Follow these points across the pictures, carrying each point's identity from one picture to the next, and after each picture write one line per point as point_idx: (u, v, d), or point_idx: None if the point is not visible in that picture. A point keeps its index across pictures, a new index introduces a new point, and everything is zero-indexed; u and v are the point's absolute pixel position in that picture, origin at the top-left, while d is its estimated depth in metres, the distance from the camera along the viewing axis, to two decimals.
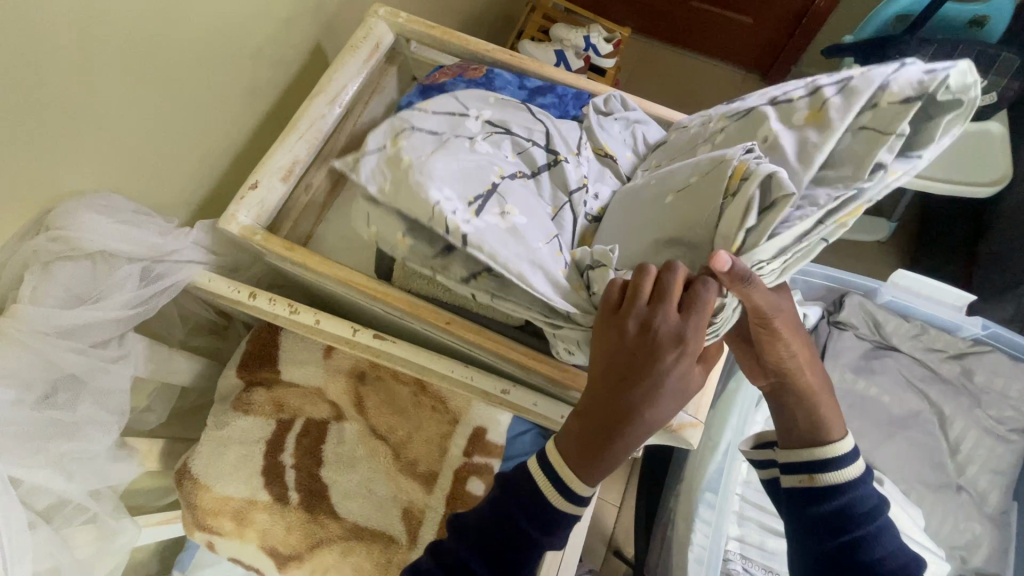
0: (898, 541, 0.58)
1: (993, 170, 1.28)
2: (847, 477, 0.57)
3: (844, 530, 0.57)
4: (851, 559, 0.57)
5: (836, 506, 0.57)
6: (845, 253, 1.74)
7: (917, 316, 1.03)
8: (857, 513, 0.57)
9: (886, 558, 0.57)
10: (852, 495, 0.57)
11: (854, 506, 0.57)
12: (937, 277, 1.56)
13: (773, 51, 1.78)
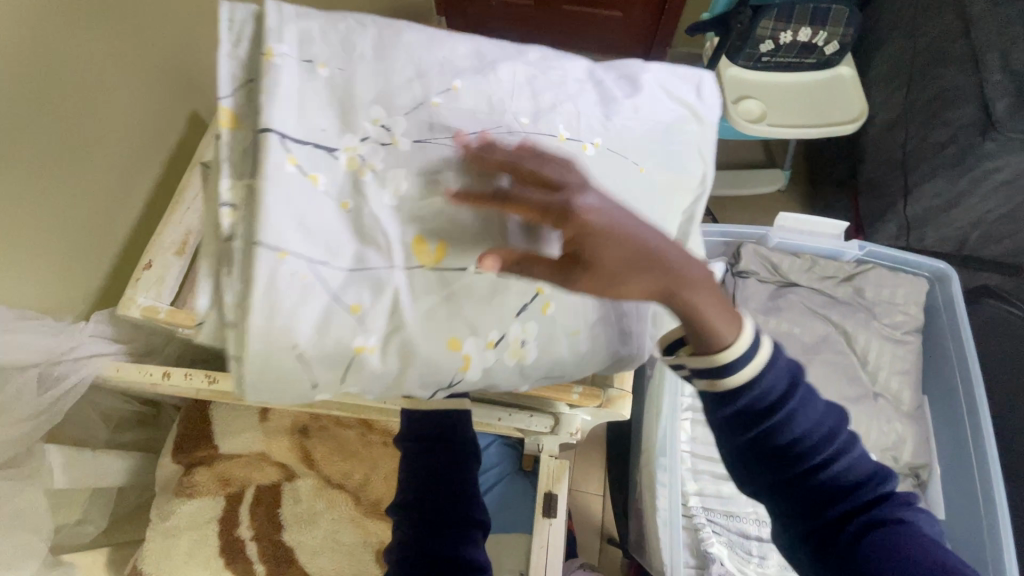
0: (820, 405, 0.53)
1: (852, 109, 1.44)
2: (738, 374, 0.49)
3: (752, 427, 0.52)
4: (766, 450, 0.52)
5: (743, 405, 0.50)
6: (752, 207, 1.88)
7: (806, 250, 1.14)
8: (763, 407, 0.51)
9: (804, 434, 0.52)
10: (759, 390, 0.50)
11: (759, 398, 0.50)
12: (832, 211, 1.70)
13: (646, 40, 1.91)
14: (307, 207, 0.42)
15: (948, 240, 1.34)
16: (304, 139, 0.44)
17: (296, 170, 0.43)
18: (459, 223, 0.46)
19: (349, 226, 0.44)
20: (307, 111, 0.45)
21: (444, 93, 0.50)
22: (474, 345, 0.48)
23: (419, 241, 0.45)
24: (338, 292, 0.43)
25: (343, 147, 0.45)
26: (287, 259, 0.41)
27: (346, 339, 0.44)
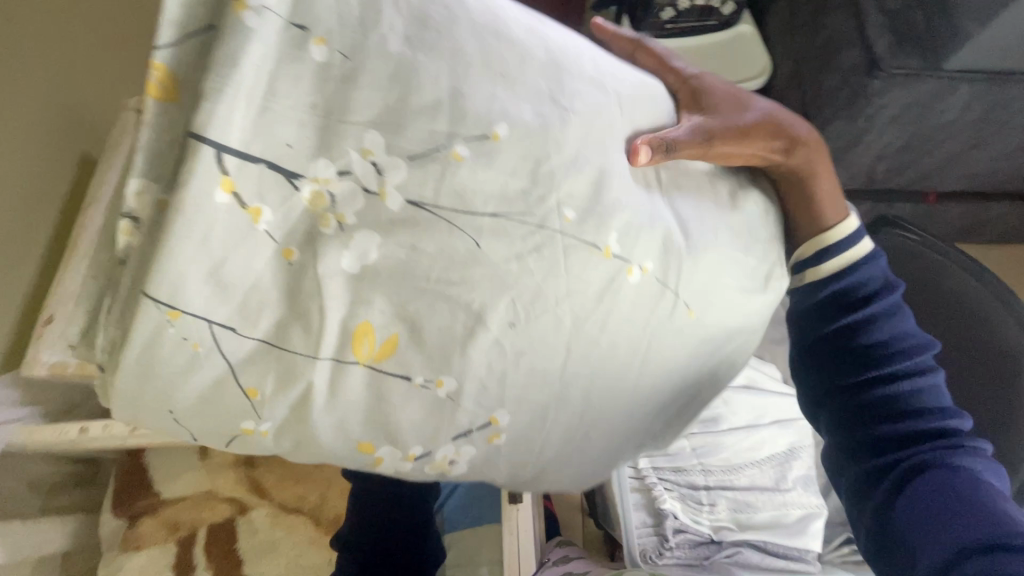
0: (902, 330, 0.64)
1: (757, 63, 1.49)
2: (859, 262, 0.62)
3: (846, 312, 0.62)
4: (865, 356, 0.62)
5: (842, 287, 0.62)
6: None
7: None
8: (862, 295, 0.62)
9: (893, 345, 0.62)
10: (856, 280, 0.62)
11: (863, 290, 0.62)
12: None
13: None
14: (228, 261, 0.35)
15: (857, 177, 1.41)
16: (288, 140, 0.35)
17: (219, 170, 0.33)
18: (429, 328, 0.39)
19: (279, 293, 0.37)
20: (280, 130, 0.35)
21: (485, 137, 0.39)
22: (387, 446, 0.43)
23: (352, 343, 0.38)
24: (237, 372, 0.38)
25: (311, 175, 0.36)
26: (201, 322, 0.35)
27: (234, 419, 0.39)
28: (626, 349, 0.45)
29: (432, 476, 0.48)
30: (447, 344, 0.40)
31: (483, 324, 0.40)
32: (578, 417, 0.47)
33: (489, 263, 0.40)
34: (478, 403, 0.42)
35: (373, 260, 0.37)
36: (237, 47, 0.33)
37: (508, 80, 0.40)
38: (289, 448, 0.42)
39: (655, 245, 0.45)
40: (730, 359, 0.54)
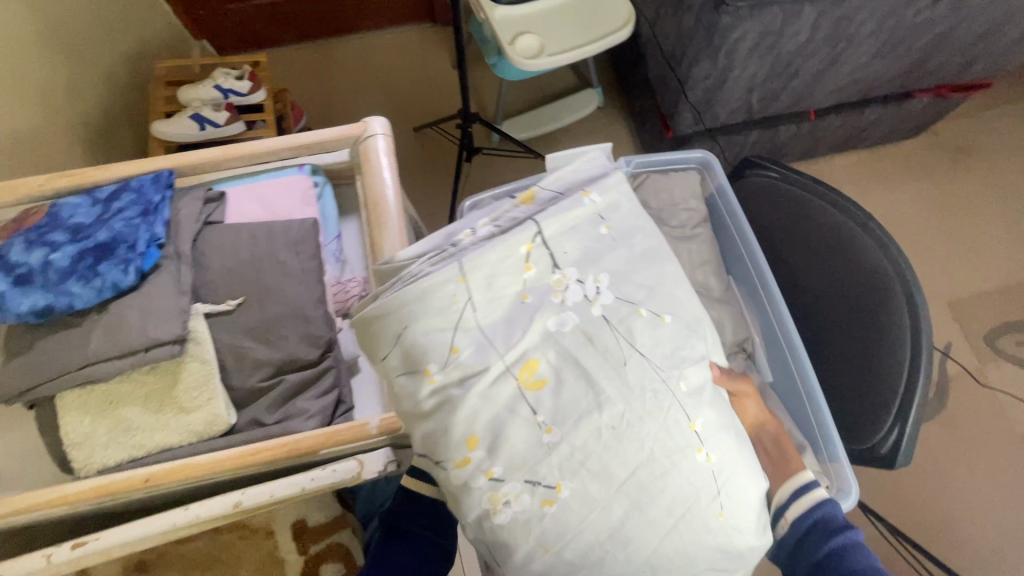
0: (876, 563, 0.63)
1: (620, 15, 1.46)
2: (821, 496, 0.68)
3: (825, 542, 0.65)
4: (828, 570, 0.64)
5: (814, 522, 0.67)
6: (581, 133, 1.92)
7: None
8: (833, 525, 0.66)
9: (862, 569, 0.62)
10: (822, 511, 0.67)
11: (825, 522, 0.66)
12: (644, 114, 1.78)
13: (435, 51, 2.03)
14: (511, 278, 0.61)
15: (737, 110, 1.44)
16: (553, 258, 0.62)
17: (530, 237, 0.62)
18: (567, 367, 0.58)
19: (507, 315, 0.60)
20: (563, 253, 0.62)
21: (655, 318, 0.61)
22: (490, 446, 0.56)
23: (531, 365, 0.58)
24: (459, 333, 0.59)
25: (553, 284, 0.61)
26: (469, 289, 0.60)
27: (432, 354, 0.58)
28: (659, 495, 0.55)
29: (478, 508, 0.56)
30: (587, 401, 0.56)
31: (602, 399, 0.56)
32: (612, 514, 0.55)
33: (626, 379, 0.57)
34: (574, 427, 0.56)
35: (570, 322, 0.59)
36: (566, 209, 0.65)
37: (672, 296, 0.63)
38: (429, 397, 0.58)
39: (722, 438, 0.58)
40: (733, 563, 0.58)
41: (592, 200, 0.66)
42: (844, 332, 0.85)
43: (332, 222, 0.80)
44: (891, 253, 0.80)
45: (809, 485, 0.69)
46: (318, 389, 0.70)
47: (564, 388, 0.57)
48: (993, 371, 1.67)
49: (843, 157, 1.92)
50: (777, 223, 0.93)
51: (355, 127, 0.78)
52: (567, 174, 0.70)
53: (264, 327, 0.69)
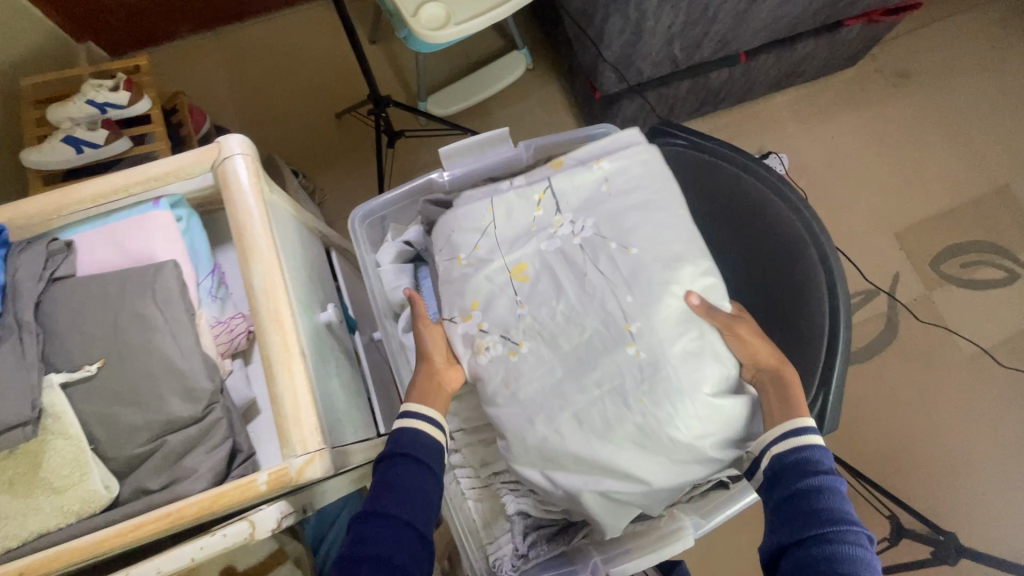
0: (852, 516, 0.58)
1: None
2: (814, 443, 0.63)
3: (805, 477, 0.61)
4: (796, 503, 0.60)
5: (802, 459, 0.63)
6: (512, 99, 1.82)
7: (482, 176, 0.90)
8: (820, 469, 0.61)
9: (827, 510, 0.57)
10: (815, 456, 0.62)
11: (802, 465, 0.62)
12: (573, 73, 1.68)
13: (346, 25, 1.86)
14: (524, 212, 0.81)
15: (662, 63, 1.37)
16: (557, 205, 0.81)
17: (542, 188, 0.82)
18: (553, 259, 0.78)
19: (514, 234, 0.81)
20: (565, 203, 0.81)
21: (622, 249, 0.75)
22: (485, 308, 0.78)
23: (522, 266, 0.79)
24: (476, 231, 0.82)
25: (553, 223, 0.80)
26: (494, 216, 0.82)
27: (461, 246, 0.82)
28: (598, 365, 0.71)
29: (467, 352, 0.77)
30: (561, 287, 0.76)
31: (566, 295, 0.75)
32: (557, 377, 0.72)
33: (592, 282, 0.74)
34: (537, 302, 0.76)
35: (554, 245, 0.79)
36: (576, 173, 0.82)
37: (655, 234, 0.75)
38: (457, 274, 0.81)
39: (657, 345, 0.69)
40: (652, 444, 0.67)
41: (600, 167, 0.81)
42: (767, 300, 0.82)
43: (203, 257, 0.73)
44: (803, 215, 0.77)
45: (808, 428, 0.64)
46: (208, 444, 0.65)
47: (543, 281, 0.77)
48: (942, 297, 1.68)
49: (783, 95, 1.86)
50: (696, 192, 0.90)
51: (208, 149, 0.69)
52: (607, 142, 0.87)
53: (131, 390, 0.62)
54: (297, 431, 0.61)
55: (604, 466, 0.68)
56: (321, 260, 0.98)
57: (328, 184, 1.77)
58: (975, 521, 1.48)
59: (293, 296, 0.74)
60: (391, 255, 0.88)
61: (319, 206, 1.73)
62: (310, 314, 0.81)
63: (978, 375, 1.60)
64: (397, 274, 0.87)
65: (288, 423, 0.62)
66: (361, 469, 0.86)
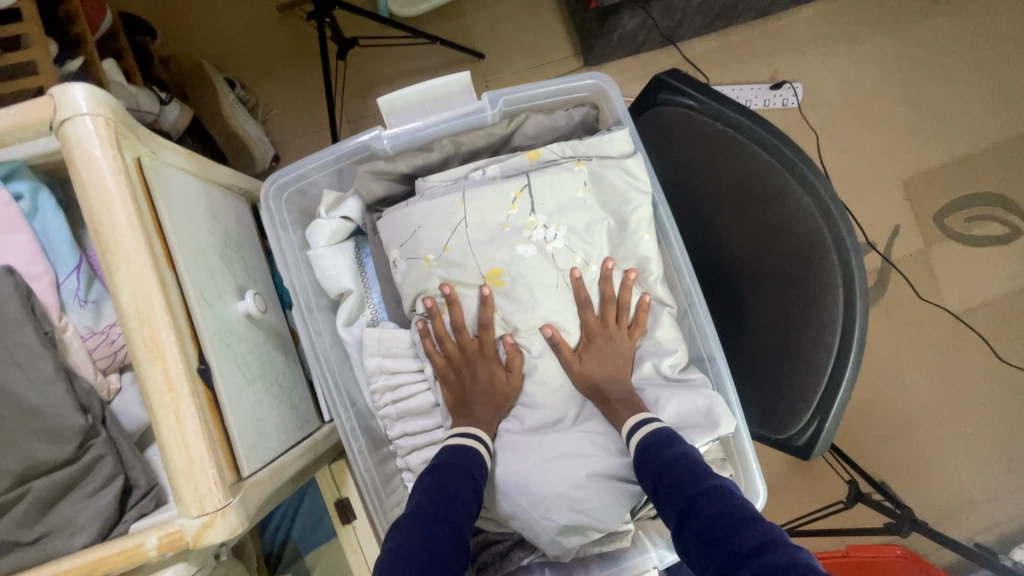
0: (706, 468, 0.57)
1: None
2: (650, 428, 0.63)
3: (655, 460, 0.59)
4: (662, 484, 0.57)
5: (646, 445, 0.62)
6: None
7: (438, 136, 0.70)
8: (661, 448, 0.60)
9: (684, 474, 0.56)
10: (657, 437, 0.62)
11: (647, 454, 0.61)
12: None
13: None
14: (497, 210, 0.67)
15: None
16: (535, 207, 0.68)
17: (519, 185, 0.67)
18: (531, 266, 0.68)
19: (486, 236, 0.67)
20: (543, 203, 0.68)
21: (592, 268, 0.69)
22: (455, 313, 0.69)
23: (497, 270, 0.68)
24: (440, 222, 0.67)
25: (527, 225, 0.68)
26: (466, 214, 0.67)
27: (428, 244, 0.68)
28: (540, 372, 0.71)
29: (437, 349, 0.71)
30: (539, 290, 0.68)
31: (548, 304, 0.69)
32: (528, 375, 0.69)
33: (574, 294, 0.70)
34: (516, 310, 0.69)
35: (532, 252, 0.68)
36: (555, 172, 0.68)
37: (624, 243, 0.70)
38: (424, 275, 0.69)
39: (612, 349, 0.70)
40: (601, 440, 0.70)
41: (583, 170, 0.68)
42: (767, 310, 0.69)
43: (63, 248, 0.56)
44: (830, 214, 0.63)
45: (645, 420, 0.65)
46: (90, 486, 0.54)
47: (524, 288, 0.68)
48: (939, 254, 1.58)
49: (808, 9, 1.59)
50: (695, 167, 0.73)
51: (36, 108, 0.50)
52: (606, 121, 0.73)
53: None
54: (191, 488, 0.50)
55: (566, 446, 0.68)
56: (243, 224, 0.81)
57: (271, 98, 1.50)
58: (923, 474, 1.53)
59: (188, 300, 0.59)
60: (326, 235, 0.72)
61: (261, 125, 1.48)
62: (221, 310, 0.66)
63: (958, 337, 1.56)
64: (333, 259, 0.72)
65: (179, 482, 0.50)
66: (304, 469, 0.78)
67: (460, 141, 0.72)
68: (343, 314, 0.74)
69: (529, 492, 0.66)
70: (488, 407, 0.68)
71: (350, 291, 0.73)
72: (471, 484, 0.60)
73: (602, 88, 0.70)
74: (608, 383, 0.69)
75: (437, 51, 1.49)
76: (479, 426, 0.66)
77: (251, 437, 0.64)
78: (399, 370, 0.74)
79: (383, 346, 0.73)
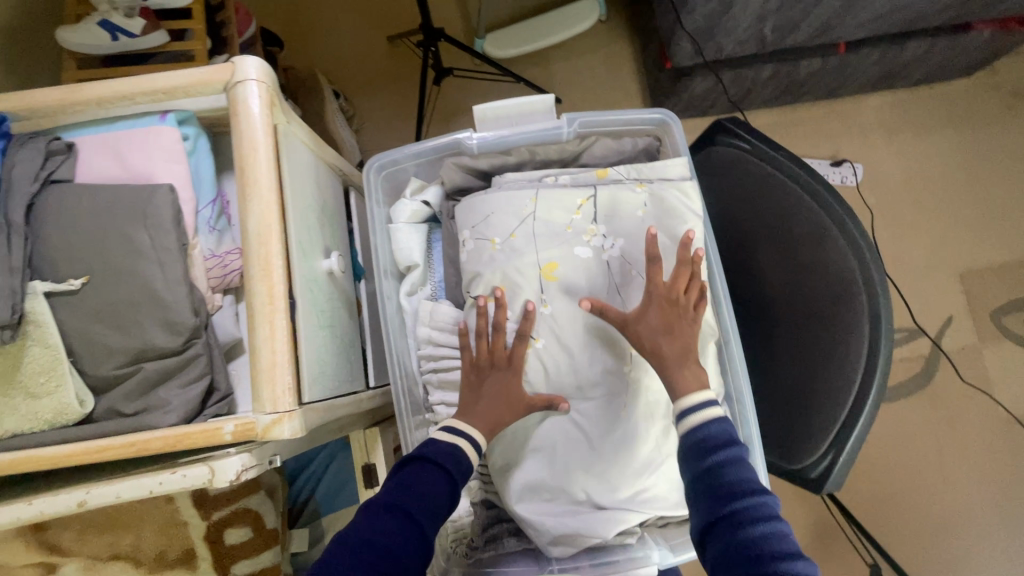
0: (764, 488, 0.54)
1: None
2: (712, 415, 0.60)
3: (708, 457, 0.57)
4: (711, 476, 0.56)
5: (699, 436, 0.59)
6: (573, 50, 1.66)
7: (518, 143, 0.82)
8: (716, 445, 0.58)
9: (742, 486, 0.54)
10: (707, 432, 0.59)
11: (707, 442, 0.59)
12: (646, 33, 1.51)
13: None
14: (563, 212, 0.76)
15: (747, 42, 1.22)
16: (596, 216, 0.76)
17: (586, 195, 0.76)
18: (581, 267, 0.75)
19: (551, 232, 0.76)
20: (603, 215, 0.76)
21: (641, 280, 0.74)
22: (510, 297, 0.75)
23: (552, 265, 0.75)
24: (509, 216, 0.76)
25: (586, 231, 0.76)
26: (536, 208, 0.76)
27: (497, 230, 0.76)
28: (592, 415, 0.72)
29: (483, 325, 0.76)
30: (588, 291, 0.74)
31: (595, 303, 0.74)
32: (569, 365, 0.73)
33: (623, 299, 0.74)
34: (564, 304, 0.74)
35: (587, 254, 0.75)
36: (615, 190, 0.77)
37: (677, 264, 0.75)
38: (488, 257, 0.76)
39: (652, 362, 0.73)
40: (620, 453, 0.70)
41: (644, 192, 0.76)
42: (799, 343, 0.73)
43: (208, 185, 0.70)
44: (865, 259, 0.67)
45: (707, 401, 0.61)
46: (185, 378, 0.64)
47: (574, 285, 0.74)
48: (993, 351, 1.54)
49: (876, 98, 1.66)
50: (745, 207, 0.80)
51: (220, 70, 0.64)
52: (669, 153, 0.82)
53: (113, 312, 0.61)
54: (269, 388, 0.59)
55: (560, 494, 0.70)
56: (337, 200, 0.94)
57: (368, 112, 1.69)
58: None
59: (292, 241, 0.70)
60: (407, 214, 0.82)
61: (355, 133, 1.66)
62: (311, 261, 0.77)
63: (1008, 440, 1.49)
64: (409, 234, 0.83)
65: (260, 382, 0.59)
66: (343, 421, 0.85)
67: (536, 152, 0.82)
68: (408, 284, 0.83)
69: (545, 490, 0.70)
70: (493, 405, 0.68)
71: (418, 265, 0.83)
72: (444, 480, 0.60)
73: (668, 123, 0.80)
74: (664, 340, 0.66)
75: (519, 91, 1.65)
76: (471, 429, 0.66)
77: (315, 370, 0.72)
78: (445, 343, 0.79)
79: (436, 324, 0.80)
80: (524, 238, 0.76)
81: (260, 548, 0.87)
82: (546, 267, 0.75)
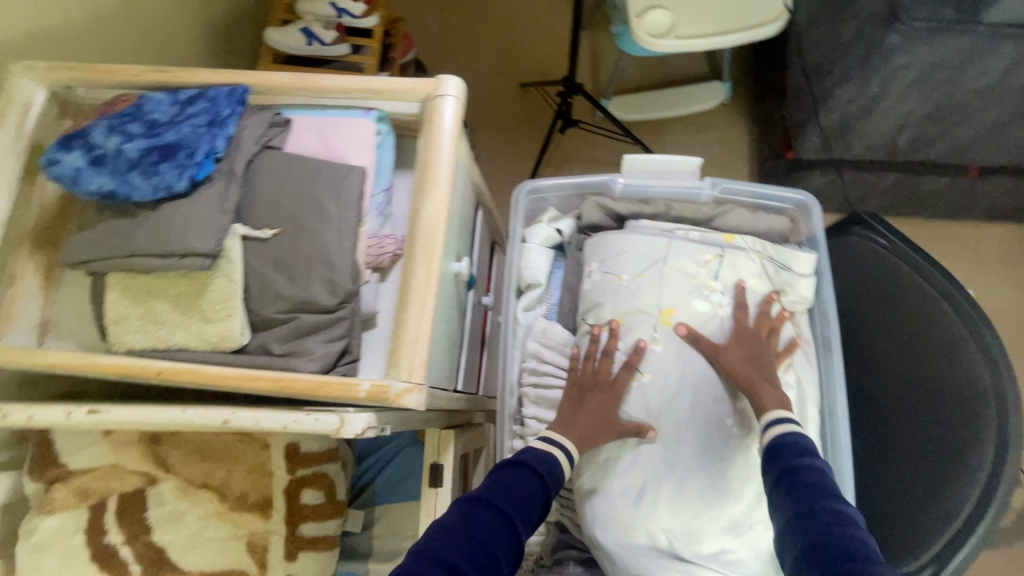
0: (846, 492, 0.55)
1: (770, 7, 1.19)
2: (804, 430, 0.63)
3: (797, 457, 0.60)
4: (791, 482, 0.57)
5: (789, 442, 0.62)
6: (692, 126, 1.74)
7: (657, 196, 0.87)
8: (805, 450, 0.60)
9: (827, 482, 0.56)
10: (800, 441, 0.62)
11: (799, 447, 0.61)
12: (768, 123, 1.57)
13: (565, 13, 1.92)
14: (690, 264, 0.80)
15: (876, 149, 1.24)
16: (719, 275, 0.80)
17: (714, 253, 0.80)
18: (698, 318, 0.78)
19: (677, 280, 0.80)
20: (727, 276, 0.80)
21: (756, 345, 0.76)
22: (626, 330, 0.78)
23: (671, 311, 0.78)
24: (639, 256, 0.81)
25: (708, 286, 0.79)
26: (666, 255, 0.80)
27: (626, 266, 0.81)
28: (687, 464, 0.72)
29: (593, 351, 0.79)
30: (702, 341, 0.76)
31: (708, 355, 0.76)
32: (676, 410, 0.75)
33: None
34: (677, 349, 0.77)
35: (706, 308, 0.78)
36: (743, 256, 0.80)
37: None
38: (613, 289, 0.81)
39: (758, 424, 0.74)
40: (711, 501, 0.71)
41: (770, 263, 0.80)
42: (914, 446, 0.71)
43: (384, 175, 0.80)
44: (1002, 378, 0.65)
45: (783, 419, 0.66)
46: (329, 335, 0.71)
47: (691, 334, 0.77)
48: None
49: (995, 228, 1.61)
50: (876, 302, 0.82)
51: (427, 84, 0.74)
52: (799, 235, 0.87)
53: (290, 264, 0.70)
54: (407, 359, 0.65)
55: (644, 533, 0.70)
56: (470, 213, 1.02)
57: (488, 145, 1.83)
58: None
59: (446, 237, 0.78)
60: (541, 237, 0.89)
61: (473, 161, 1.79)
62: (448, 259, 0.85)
63: None
64: (539, 256, 0.89)
65: (400, 353, 0.66)
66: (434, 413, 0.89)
67: (671, 206, 0.87)
68: (526, 300, 0.88)
69: (628, 527, 0.70)
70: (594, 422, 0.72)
71: (539, 285, 0.89)
72: (537, 487, 0.62)
73: (806, 205, 0.84)
74: (753, 363, 0.73)
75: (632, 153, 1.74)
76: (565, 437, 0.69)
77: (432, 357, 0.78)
78: (550, 361, 0.83)
79: (547, 341, 0.84)
80: (648, 281, 0.80)
81: (329, 515, 0.90)
82: (667, 311, 0.78)
